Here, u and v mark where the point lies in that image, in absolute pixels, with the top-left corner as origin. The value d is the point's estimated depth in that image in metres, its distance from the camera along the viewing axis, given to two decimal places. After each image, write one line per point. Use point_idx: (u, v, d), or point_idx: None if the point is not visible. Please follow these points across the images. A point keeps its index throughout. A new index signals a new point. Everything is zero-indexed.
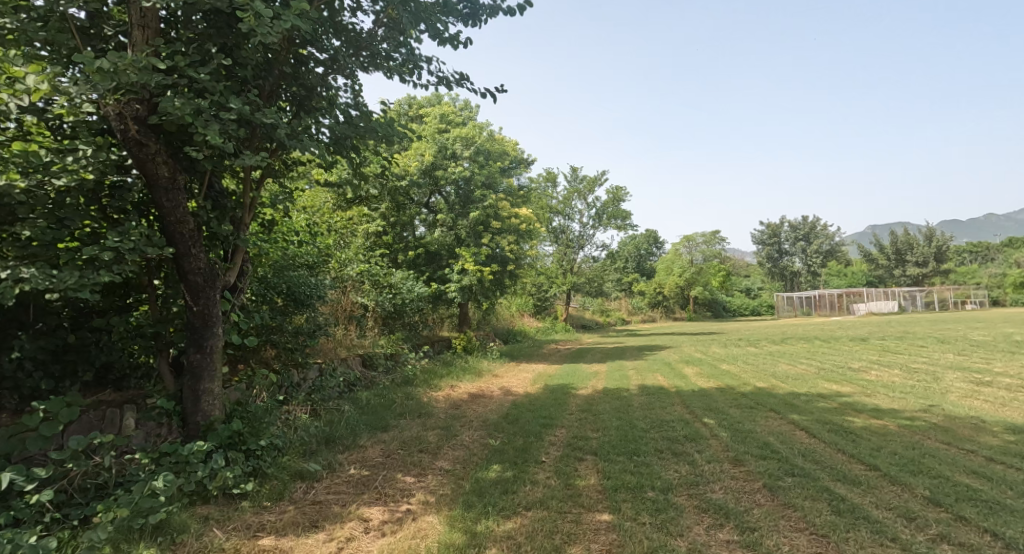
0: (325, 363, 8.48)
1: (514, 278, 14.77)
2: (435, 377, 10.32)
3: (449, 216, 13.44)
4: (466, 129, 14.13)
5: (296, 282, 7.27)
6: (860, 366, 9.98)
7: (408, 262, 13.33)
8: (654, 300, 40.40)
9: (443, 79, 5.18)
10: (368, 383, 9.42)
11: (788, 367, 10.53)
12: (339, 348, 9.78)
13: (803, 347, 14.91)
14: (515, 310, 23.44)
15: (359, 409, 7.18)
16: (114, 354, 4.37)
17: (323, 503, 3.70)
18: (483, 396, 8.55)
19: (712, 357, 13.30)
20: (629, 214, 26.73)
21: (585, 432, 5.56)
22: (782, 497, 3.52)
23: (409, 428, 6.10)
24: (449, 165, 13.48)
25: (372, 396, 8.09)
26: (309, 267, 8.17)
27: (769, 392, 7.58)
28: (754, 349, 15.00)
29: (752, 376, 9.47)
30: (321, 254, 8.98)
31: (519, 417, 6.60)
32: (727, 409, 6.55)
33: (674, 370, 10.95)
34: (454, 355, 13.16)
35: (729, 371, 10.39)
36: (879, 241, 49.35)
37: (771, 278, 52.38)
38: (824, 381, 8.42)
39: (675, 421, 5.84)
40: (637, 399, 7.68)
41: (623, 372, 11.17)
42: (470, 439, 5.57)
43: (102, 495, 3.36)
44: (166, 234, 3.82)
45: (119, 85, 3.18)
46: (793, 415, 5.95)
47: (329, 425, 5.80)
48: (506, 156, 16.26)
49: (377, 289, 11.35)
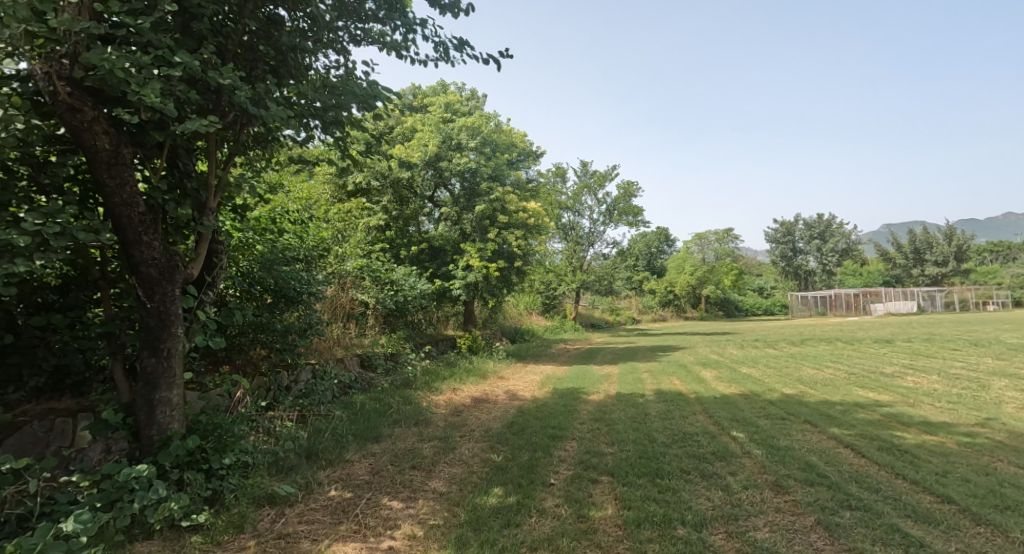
0: (319, 365, 7.94)
1: (522, 275, 14.18)
2: (437, 378, 9.75)
3: (454, 210, 12.86)
4: (473, 119, 13.54)
5: (285, 278, 6.72)
6: (894, 371, 9.29)
7: (411, 257, 12.77)
8: (665, 299, 39.66)
9: (441, 48, 4.56)
10: (366, 385, 8.88)
11: (814, 371, 9.83)
12: (336, 348, 9.24)
13: (825, 349, 14.20)
14: (523, 308, 22.86)
15: (352, 415, 6.63)
16: (67, 357, 3.80)
17: (290, 537, 3.15)
18: (487, 400, 7.97)
19: (730, 359, 12.63)
20: (640, 210, 26.04)
21: (600, 447, 4.95)
22: (844, 541, 2.93)
23: (405, 439, 5.53)
24: (454, 156, 12.88)
25: (368, 401, 7.54)
26: (301, 261, 7.63)
27: (799, 400, 6.93)
28: (773, 351, 14.32)
29: (776, 381, 8.81)
30: (315, 248, 8.42)
31: (526, 426, 6.01)
32: (755, 419, 5.92)
33: (691, 373, 10.31)
34: (458, 355, 12.61)
35: (750, 374, 9.74)
36: (897, 240, 48.17)
37: (784, 277, 51.41)
38: (857, 388, 7.76)
39: (698, 434, 5.23)
40: (654, 406, 7.07)
41: (636, 374, 10.55)
42: (470, 453, 4.98)
43: (23, 529, 2.81)
44: (111, 218, 3.25)
45: (38, 33, 2.62)
46: (832, 429, 5.31)
47: (315, 434, 5.25)
48: (514, 148, 15.64)
49: (378, 285, 10.81)
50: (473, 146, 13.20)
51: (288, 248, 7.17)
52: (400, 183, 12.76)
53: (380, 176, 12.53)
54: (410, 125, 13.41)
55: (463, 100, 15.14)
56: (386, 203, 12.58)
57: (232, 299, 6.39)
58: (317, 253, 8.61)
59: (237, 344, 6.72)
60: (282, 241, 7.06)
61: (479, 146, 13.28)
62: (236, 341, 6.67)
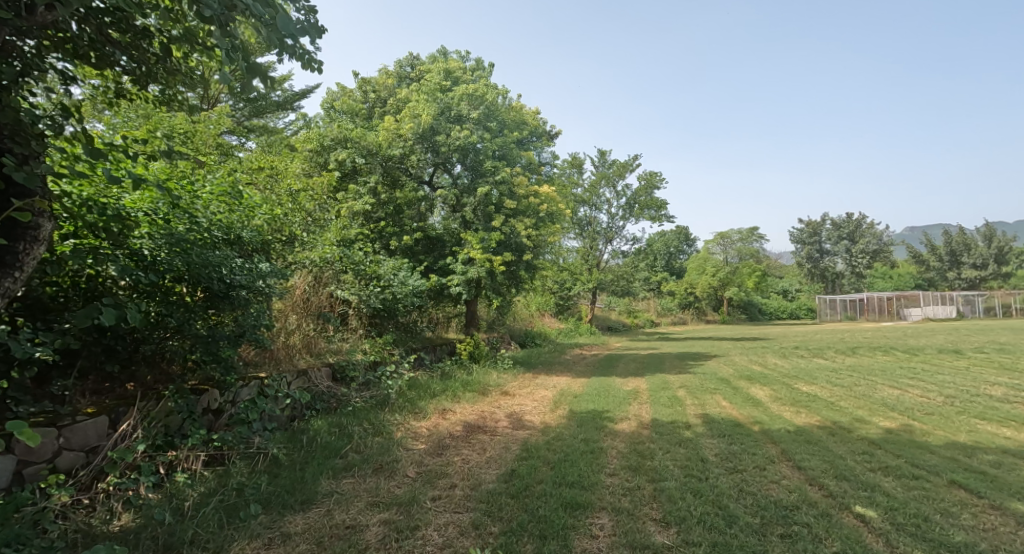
0: (269, 380, 6.15)
1: (532, 270, 12.26)
2: (425, 396, 7.93)
3: (452, 192, 11.04)
4: (474, 86, 11.76)
5: (204, 265, 5.03)
6: (1011, 396, 7.19)
7: (405, 249, 10.97)
8: (685, 301, 37.64)
9: None
10: (335, 402, 7.12)
11: (897, 393, 7.76)
12: (299, 358, 7.44)
13: (890, 360, 12.04)
14: (533, 309, 21.02)
15: (294, 458, 4.82)
16: None
17: None
18: (483, 429, 6.09)
19: (780, 372, 10.60)
20: (663, 204, 24.00)
21: (648, 536, 3.12)
22: None
23: (348, 507, 3.69)
24: (453, 129, 11.05)
25: (326, 428, 5.76)
26: (241, 245, 5.95)
27: (913, 441, 4.96)
28: (826, 362, 12.21)
29: (859, 406, 6.82)
30: (265, 231, 6.75)
31: (533, 480, 4.16)
32: (867, 474, 4.03)
33: (739, 392, 8.35)
34: (457, 363, 10.81)
35: (816, 395, 7.72)
36: (931, 240, 45.23)
37: (809, 279, 48.91)
38: (982, 421, 5.75)
39: (799, 511, 3.35)
40: (708, 442, 5.21)
41: (671, 392, 8.64)
42: (439, 541, 3.18)
43: None
44: None
45: None
46: (1010, 502, 3.40)
47: (207, 501, 3.48)
48: (524, 127, 13.82)
49: (360, 280, 9.13)
50: (475, 118, 11.41)
51: (214, 226, 5.53)
52: (391, 162, 11.06)
53: (367, 154, 10.92)
54: (404, 97, 11.74)
55: (467, 71, 13.32)
56: (375, 185, 10.87)
57: (125, 296, 4.72)
58: (269, 238, 6.89)
59: (142, 356, 4.99)
60: (205, 217, 5.43)
61: (482, 119, 11.53)
62: (137, 351, 4.93)
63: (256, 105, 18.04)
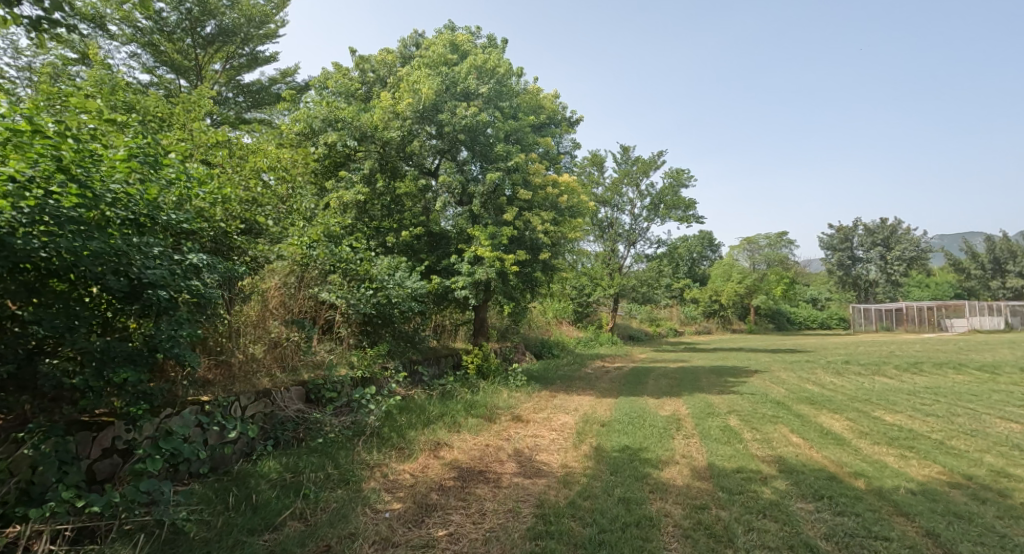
0: (211, 407, 4.66)
1: (551, 272, 10.71)
2: (417, 424, 6.41)
3: (458, 180, 9.62)
4: (483, 58, 10.35)
5: (91, 252, 3.56)
6: None
7: (404, 246, 9.48)
8: (709, 310, 35.83)
9: None
10: (301, 431, 5.62)
11: (1018, 429, 6.03)
12: (263, 374, 5.94)
13: (971, 380, 10.21)
14: (549, 317, 19.53)
15: (208, 534, 3.33)
16: None
17: None
18: (485, 478, 4.55)
19: (846, 394, 8.89)
20: (691, 203, 22.27)
21: None
22: None
23: None
24: (457, 107, 9.63)
25: (271, 473, 4.26)
26: (165, 231, 4.45)
27: None
28: (893, 380, 10.44)
29: (984, 449, 5.14)
30: (212, 216, 5.31)
31: None
32: None
33: (808, 422, 6.69)
34: (461, 379, 9.32)
35: (913, 431, 6.03)
36: (972, 247, 42.56)
37: (840, 287, 46.62)
38: None
39: None
40: (804, 509, 3.65)
41: (724, 420, 7.00)
42: None
43: None
44: None
45: None
46: None
47: None
48: (540, 111, 12.33)
49: (347, 280, 7.68)
50: (485, 95, 10.02)
51: (122, 203, 4.08)
52: (388, 146, 9.66)
53: (361, 136, 9.51)
54: (405, 73, 10.36)
55: (477, 47, 11.90)
56: (369, 172, 9.44)
57: None
58: (219, 226, 5.45)
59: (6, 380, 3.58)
60: (110, 189, 3.98)
61: (492, 97, 10.14)
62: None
63: (256, 97, 17.21)
